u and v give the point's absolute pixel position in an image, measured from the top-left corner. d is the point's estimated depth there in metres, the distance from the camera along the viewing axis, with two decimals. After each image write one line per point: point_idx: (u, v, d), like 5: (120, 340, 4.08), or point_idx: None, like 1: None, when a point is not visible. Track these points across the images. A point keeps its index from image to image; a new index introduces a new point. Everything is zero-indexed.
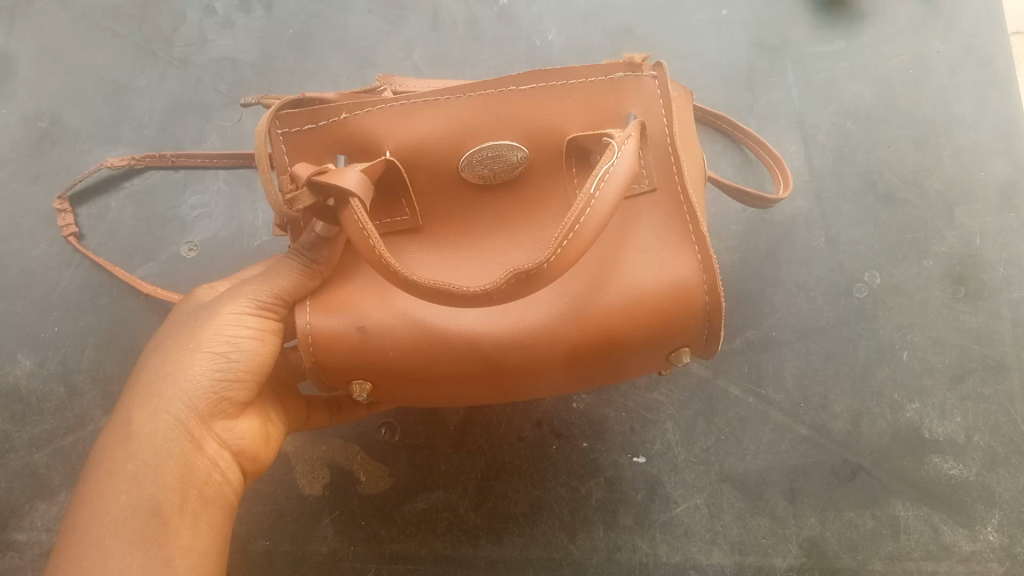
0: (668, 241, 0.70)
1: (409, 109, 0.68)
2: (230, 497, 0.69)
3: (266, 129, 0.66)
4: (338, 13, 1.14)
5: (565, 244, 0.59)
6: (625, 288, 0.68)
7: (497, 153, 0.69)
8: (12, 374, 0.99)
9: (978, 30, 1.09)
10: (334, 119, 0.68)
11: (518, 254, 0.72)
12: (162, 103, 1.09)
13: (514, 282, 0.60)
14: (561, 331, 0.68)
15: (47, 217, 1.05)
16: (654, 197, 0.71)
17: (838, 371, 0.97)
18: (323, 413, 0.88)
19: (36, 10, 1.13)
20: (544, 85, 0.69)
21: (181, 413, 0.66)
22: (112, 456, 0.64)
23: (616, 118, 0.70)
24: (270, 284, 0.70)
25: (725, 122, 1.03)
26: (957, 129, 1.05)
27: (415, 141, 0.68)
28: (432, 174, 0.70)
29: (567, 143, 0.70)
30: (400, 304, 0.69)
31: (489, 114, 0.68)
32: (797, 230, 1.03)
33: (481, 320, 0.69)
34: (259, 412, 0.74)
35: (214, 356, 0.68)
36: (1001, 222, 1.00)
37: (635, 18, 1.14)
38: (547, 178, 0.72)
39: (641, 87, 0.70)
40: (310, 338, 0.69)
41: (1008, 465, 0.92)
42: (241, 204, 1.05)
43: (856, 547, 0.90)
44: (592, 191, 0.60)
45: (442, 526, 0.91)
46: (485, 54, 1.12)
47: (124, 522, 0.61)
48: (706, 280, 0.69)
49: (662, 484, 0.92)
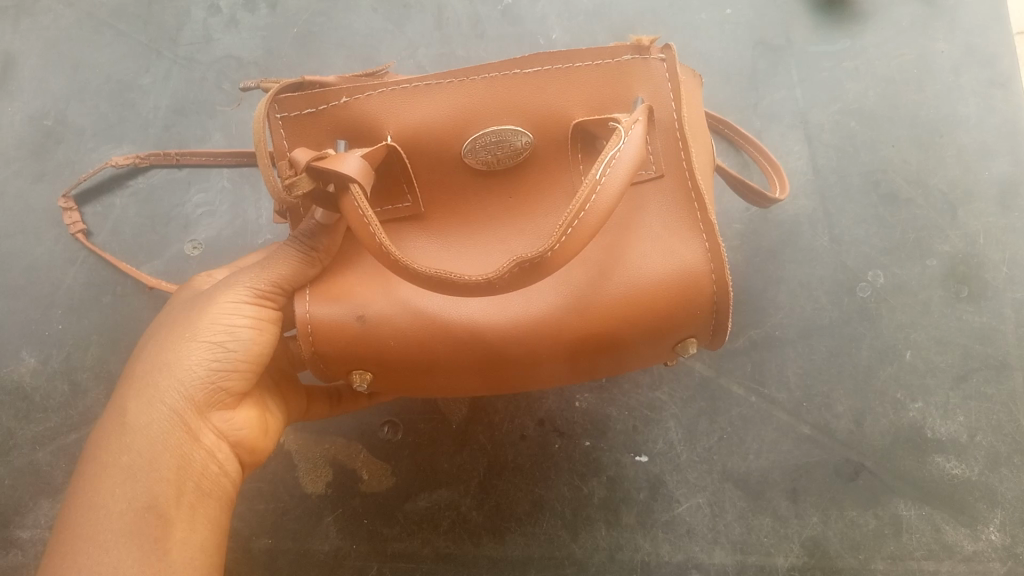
0: (674, 228, 0.70)
1: (411, 93, 0.68)
2: (228, 489, 0.69)
3: (266, 114, 0.66)
4: (341, 12, 1.14)
5: (570, 232, 0.59)
6: (630, 277, 0.69)
7: (500, 138, 0.69)
8: (16, 372, 0.99)
9: (983, 29, 1.09)
10: (336, 103, 0.68)
11: (523, 241, 0.72)
12: (166, 101, 1.09)
13: (518, 271, 0.60)
14: (565, 320, 0.68)
15: (51, 216, 1.05)
16: (661, 183, 0.71)
17: (841, 371, 0.97)
18: (324, 404, 0.88)
19: (40, 8, 1.14)
20: (548, 69, 0.68)
21: (177, 404, 0.66)
22: (107, 449, 0.65)
23: (623, 103, 0.70)
24: (269, 273, 0.70)
25: (727, 129, 1.02)
26: (960, 129, 1.05)
27: (419, 126, 0.69)
28: (436, 161, 0.70)
29: (572, 128, 0.70)
30: (401, 292, 0.69)
31: (493, 99, 0.68)
32: (801, 230, 1.03)
33: (484, 308, 0.69)
34: (257, 402, 0.75)
35: (210, 346, 0.68)
36: (1004, 222, 1.00)
37: (639, 18, 1.13)
38: (551, 164, 0.72)
39: (649, 70, 0.70)
40: (309, 327, 0.69)
41: (1010, 465, 0.92)
42: (244, 203, 1.05)
43: (858, 546, 0.90)
44: (598, 176, 0.60)
45: (444, 525, 0.91)
46: (488, 53, 1.12)
47: (120, 516, 0.62)
48: (714, 268, 0.69)
49: (664, 483, 0.93)
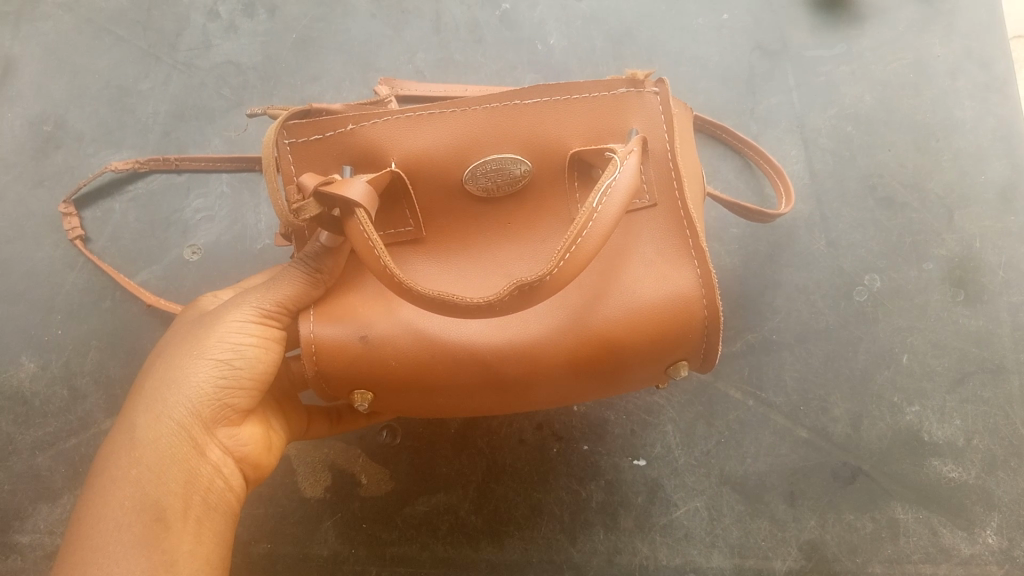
0: (667, 255, 0.71)
1: (414, 121, 0.68)
2: (232, 503, 0.70)
3: (274, 139, 0.66)
4: (339, 17, 1.14)
5: (567, 257, 0.60)
6: (626, 300, 0.69)
7: (500, 166, 0.69)
8: (15, 376, 0.99)
9: (978, 34, 1.10)
10: (340, 130, 0.68)
11: (521, 266, 0.73)
12: (165, 106, 1.10)
13: (516, 295, 0.60)
14: (562, 342, 0.69)
15: (51, 220, 1.06)
16: (655, 212, 0.72)
17: (838, 375, 0.97)
18: (323, 423, 0.88)
19: (40, 14, 1.14)
20: (546, 100, 0.69)
21: (184, 419, 0.67)
22: (116, 462, 0.65)
23: (618, 133, 0.71)
24: (274, 293, 0.70)
25: (723, 132, 1.03)
26: (956, 133, 1.05)
27: (421, 154, 0.69)
28: (437, 187, 0.70)
29: (569, 157, 0.71)
30: (403, 314, 0.70)
31: (493, 128, 0.69)
32: (797, 234, 1.03)
33: (484, 330, 0.69)
34: (261, 418, 0.75)
35: (217, 364, 0.68)
36: (1000, 226, 1.01)
37: (637, 23, 1.14)
38: (550, 190, 0.73)
39: (644, 103, 0.71)
40: (313, 346, 0.69)
41: (1007, 468, 0.92)
42: (243, 208, 1.06)
43: (856, 549, 0.90)
44: (594, 205, 0.61)
45: (442, 529, 0.91)
46: (486, 58, 1.12)
47: (129, 528, 0.62)
48: (706, 295, 0.70)
49: (662, 487, 0.93)
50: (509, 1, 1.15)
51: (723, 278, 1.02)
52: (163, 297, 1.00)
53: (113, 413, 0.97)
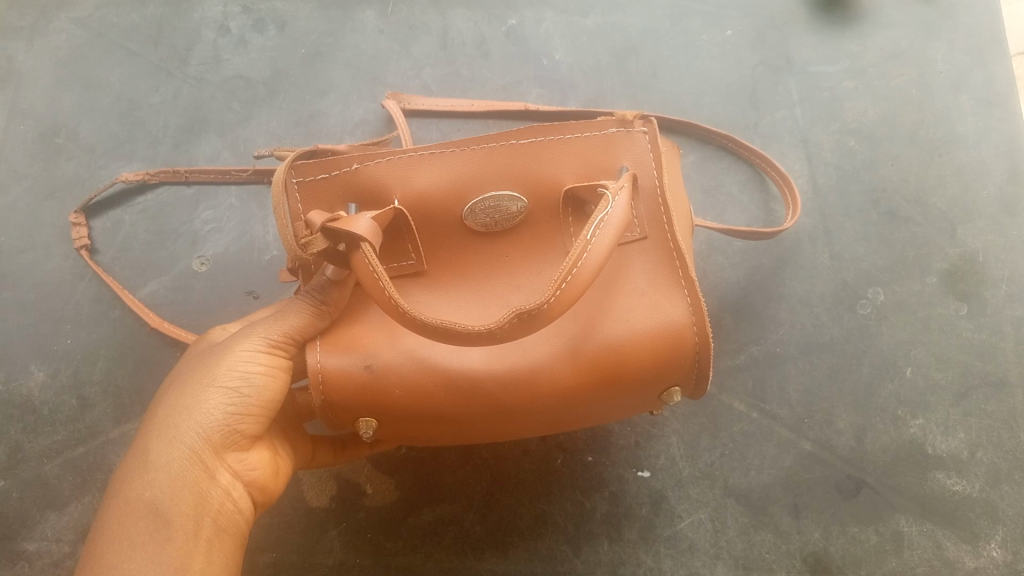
0: (659, 285, 0.72)
1: (416, 160, 0.70)
2: (241, 526, 0.70)
3: (282, 180, 0.67)
4: (349, 32, 1.15)
5: (563, 286, 0.61)
6: (620, 328, 0.70)
7: (497, 203, 0.71)
8: (24, 385, 1.00)
9: (979, 49, 1.11)
10: (345, 169, 0.70)
11: (519, 295, 0.74)
12: (177, 119, 1.12)
13: (516, 322, 0.61)
14: (559, 368, 0.69)
15: (61, 231, 1.07)
16: (646, 244, 0.73)
17: (842, 388, 0.97)
18: (329, 449, 0.88)
19: (54, 28, 1.16)
20: (542, 140, 0.72)
21: (195, 444, 0.68)
22: (130, 485, 0.66)
23: (609, 172, 0.74)
24: (282, 324, 0.71)
25: (729, 140, 1.06)
26: (960, 148, 1.06)
27: (422, 191, 0.70)
28: (437, 222, 0.72)
29: (564, 194, 0.72)
30: (407, 343, 0.71)
31: (492, 166, 0.71)
32: (801, 247, 1.04)
33: (483, 359, 0.70)
34: (268, 444, 0.76)
35: (227, 391, 0.69)
36: (1002, 239, 1.01)
37: (642, 39, 1.15)
38: (548, 226, 0.74)
39: (633, 142, 0.74)
40: (320, 376, 0.70)
41: (1012, 482, 0.92)
42: (253, 220, 1.07)
43: (860, 562, 0.90)
44: (589, 236, 0.63)
45: (447, 538, 0.92)
46: (493, 72, 1.14)
47: (142, 548, 0.63)
48: (696, 322, 0.71)
49: (666, 498, 0.93)
50: (516, 17, 1.16)
51: (727, 290, 1.02)
52: (170, 321, 1.01)
53: (121, 422, 0.98)
